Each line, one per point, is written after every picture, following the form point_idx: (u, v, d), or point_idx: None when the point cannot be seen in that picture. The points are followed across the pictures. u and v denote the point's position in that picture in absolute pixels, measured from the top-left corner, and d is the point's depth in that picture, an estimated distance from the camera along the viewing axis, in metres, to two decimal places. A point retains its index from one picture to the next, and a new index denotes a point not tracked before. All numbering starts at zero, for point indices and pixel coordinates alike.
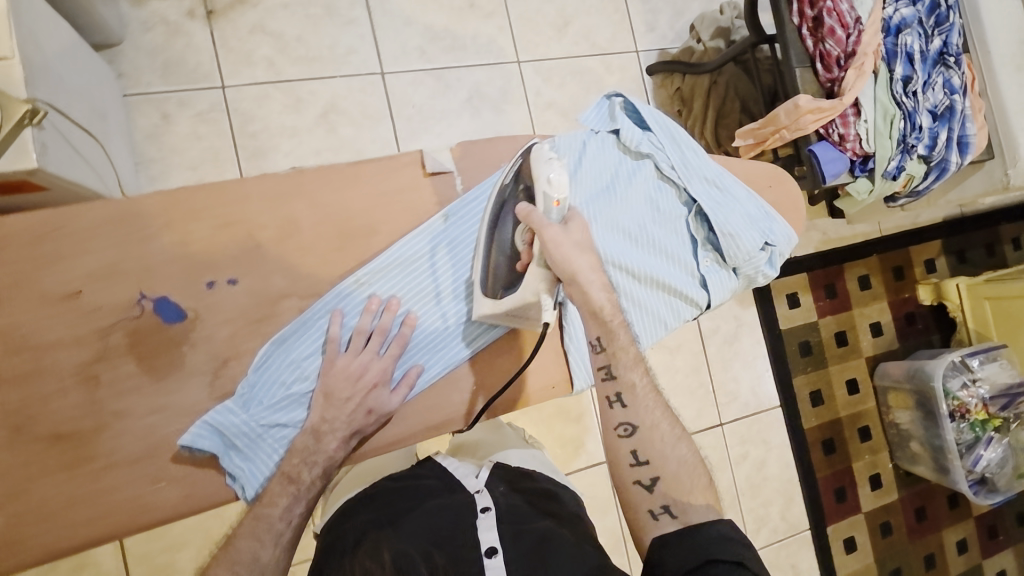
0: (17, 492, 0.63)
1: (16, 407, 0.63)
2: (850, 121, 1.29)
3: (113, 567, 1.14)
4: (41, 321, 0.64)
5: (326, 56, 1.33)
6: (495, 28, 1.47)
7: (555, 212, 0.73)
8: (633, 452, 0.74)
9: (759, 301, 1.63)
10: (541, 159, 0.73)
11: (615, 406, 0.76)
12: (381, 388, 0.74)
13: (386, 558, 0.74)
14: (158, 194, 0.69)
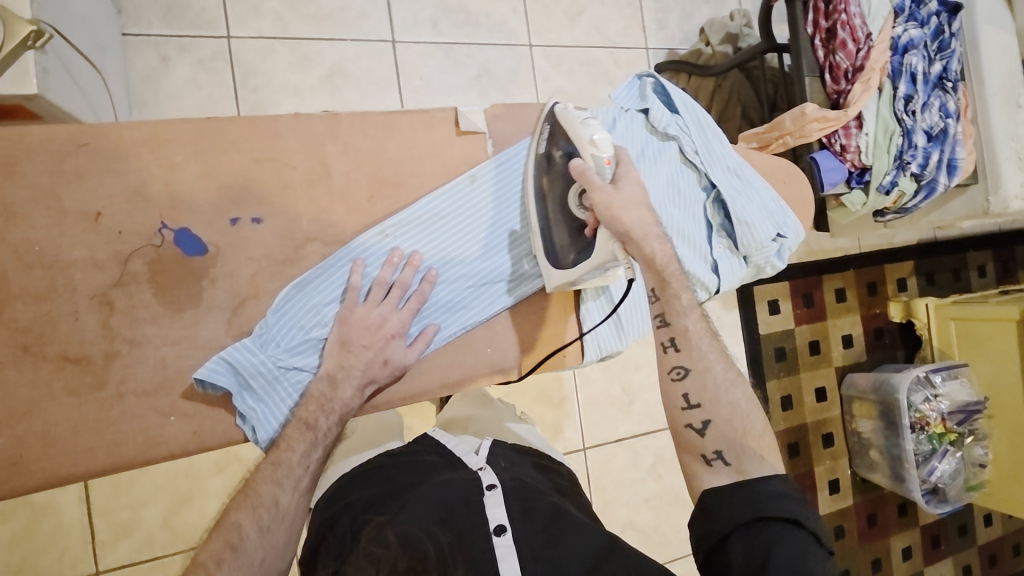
0: (21, 413, 0.61)
1: (27, 326, 0.61)
2: (852, 133, 1.28)
3: (78, 518, 1.10)
4: (59, 240, 0.62)
5: (337, 17, 1.30)
6: (509, 9, 1.45)
7: (604, 171, 0.74)
8: (687, 395, 0.75)
9: (741, 304, 1.68)
10: (577, 124, 0.75)
11: (670, 351, 0.77)
12: (399, 340, 0.73)
13: (391, 537, 0.72)
14: (189, 122, 0.68)
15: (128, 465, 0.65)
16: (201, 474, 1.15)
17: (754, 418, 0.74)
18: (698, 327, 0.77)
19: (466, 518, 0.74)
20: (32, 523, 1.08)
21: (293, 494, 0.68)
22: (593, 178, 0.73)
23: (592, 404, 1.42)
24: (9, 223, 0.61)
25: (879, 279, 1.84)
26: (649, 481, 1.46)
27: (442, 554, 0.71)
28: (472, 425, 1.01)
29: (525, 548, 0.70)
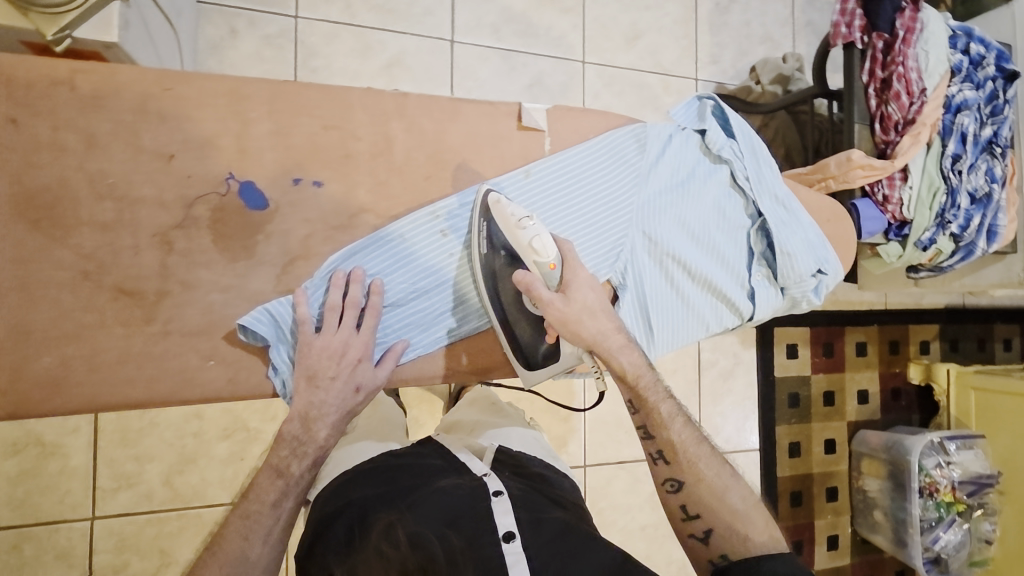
0: (70, 337, 0.62)
1: (90, 254, 0.63)
2: (896, 185, 1.25)
3: (84, 463, 1.12)
4: (132, 176, 0.65)
5: (402, 11, 1.33)
6: (569, 25, 1.47)
7: (550, 279, 0.74)
8: (683, 506, 0.77)
9: (760, 345, 1.66)
10: (513, 227, 0.74)
11: (659, 463, 0.79)
12: (365, 366, 0.71)
13: (402, 537, 0.71)
14: (268, 82, 0.70)
15: (160, 402, 0.66)
16: (208, 436, 1.16)
17: (755, 514, 0.76)
18: (686, 431, 0.78)
19: (472, 519, 0.72)
20: (39, 461, 1.10)
21: (262, 545, 0.70)
22: (539, 290, 0.72)
23: (599, 423, 1.41)
24: (88, 153, 0.63)
25: (902, 337, 1.82)
26: (647, 509, 1.44)
27: (453, 557, 0.70)
28: (477, 431, 1.01)
29: (534, 555, 0.69)
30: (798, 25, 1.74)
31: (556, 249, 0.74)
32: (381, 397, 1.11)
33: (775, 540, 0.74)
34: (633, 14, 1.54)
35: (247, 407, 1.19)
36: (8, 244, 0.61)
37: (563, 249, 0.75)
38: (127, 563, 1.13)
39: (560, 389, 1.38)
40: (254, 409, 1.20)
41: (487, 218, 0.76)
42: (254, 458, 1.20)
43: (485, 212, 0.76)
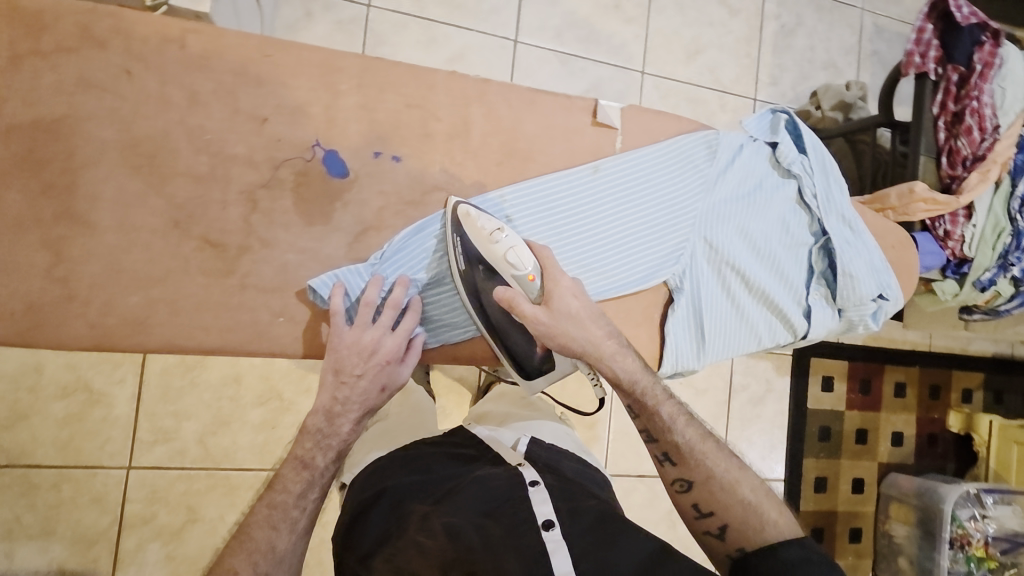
0: (155, 280, 0.66)
1: (182, 203, 0.66)
2: (959, 221, 1.19)
3: (126, 414, 1.14)
4: (227, 134, 0.68)
5: (470, 8, 1.35)
6: (631, 34, 1.47)
7: (530, 292, 0.73)
8: (695, 505, 0.74)
9: (795, 374, 1.59)
10: (485, 240, 0.72)
11: (665, 465, 0.77)
12: (393, 366, 0.72)
13: (436, 525, 0.69)
14: (360, 57, 0.73)
15: (229, 351, 0.69)
16: (244, 401, 1.18)
17: (768, 505, 0.74)
18: (689, 428, 0.76)
19: (512, 512, 0.69)
20: (85, 407, 1.12)
21: (288, 538, 0.71)
22: (523, 306, 0.72)
23: (623, 433, 1.39)
24: (190, 109, 0.67)
25: (943, 382, 1.75)
26: (664, 527, 1.41)
27: (492, 541, 0.66)
28: (507, 424, 0.97)
29: (576, 543, 0.65)
30: (864, 54, 1.72)
31: (533, 260, 0.73)
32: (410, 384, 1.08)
33: (791, 527, 0.72)
34: (696, 29, 1.53)
35: (283, 377, 1.21)
36: (110, 187, 0.64)
37: (540, 257, 0.74)
38: (156, 515, 1.14)
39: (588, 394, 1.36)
40: (290, 380, 1.22)
41: (459, 231, 0.74)
42: (285, 429, 1.21)
43: (456, 224, 0.74)
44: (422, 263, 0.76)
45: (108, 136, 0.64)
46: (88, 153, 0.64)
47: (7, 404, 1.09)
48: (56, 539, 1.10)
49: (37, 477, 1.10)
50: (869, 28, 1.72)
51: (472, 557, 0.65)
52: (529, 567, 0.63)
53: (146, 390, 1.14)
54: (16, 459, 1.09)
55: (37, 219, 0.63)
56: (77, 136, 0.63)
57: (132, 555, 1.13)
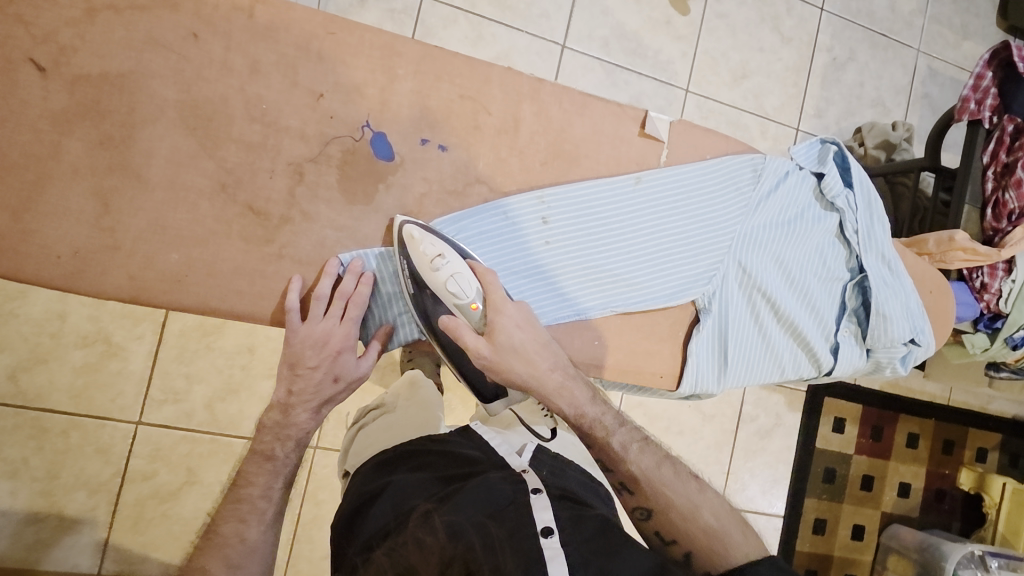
0: (196, 241, 0.67)
1: (231, 168, 0.68)
2: (997, 275, 1.15)
3: (141, 370, 1.16)
4: (284, 105, 0.69)
5: (521, 9, 1.35)
6: (679, 52, 1.46)
7: (475, 322, 0.72)
8: (658, 534, 0.68)
9: (806, 412, 1.56)
10: (427, 268, 0.70)
11: (623, 495, 0.70)
12: (345, 356, 0.71)
13: (437, 523, 0.67)
14: (419, 44, 0.74)
15: (258, 318, 0.70)
16: (256, 371, 1.20)
17: (734, 527, 0.66)
18: (643, 455, 0.71)
19: (516, 515, 0.66)
20: (103, 358, 1.14)
21: (257, 529, 0.73)
22: (466, 337, 0.71)
23: None
24: (251, 77, 0.68)
25: (958, 438, 1.70)
26: None
27: (491, 541, 0.63)
28: (514, 426, 0.94)
29: (573, 551, 0.61)
30: (914, 96, 1.69)
31: (475, 287, 0.71)
32: (418, 377, 1.04)
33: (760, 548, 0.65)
34: (745, 53, 1.52)
35: None
36: (164, 145, 0.66)
37: (483, 282, 0.72)
38: (156, 473, 1.16)
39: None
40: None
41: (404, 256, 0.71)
42: None
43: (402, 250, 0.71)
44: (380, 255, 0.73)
45: (168, 95, 0.66)
46: (148, 109, 0.65)
47: (30, 346, 1.11)
48: (59, 485, 1.12)
49: (50, 422, 1.12)
50: (923, 70, 1.69)
51: (472, 555, 0.62)
52: (526, 567, 0.59)
53: (164, 349, 1.16)
54: (31, 401, 1.12)
55: (92, 168, 0.64)
56: (140, 93, 0.65)
57: (131, 509, 1.15)
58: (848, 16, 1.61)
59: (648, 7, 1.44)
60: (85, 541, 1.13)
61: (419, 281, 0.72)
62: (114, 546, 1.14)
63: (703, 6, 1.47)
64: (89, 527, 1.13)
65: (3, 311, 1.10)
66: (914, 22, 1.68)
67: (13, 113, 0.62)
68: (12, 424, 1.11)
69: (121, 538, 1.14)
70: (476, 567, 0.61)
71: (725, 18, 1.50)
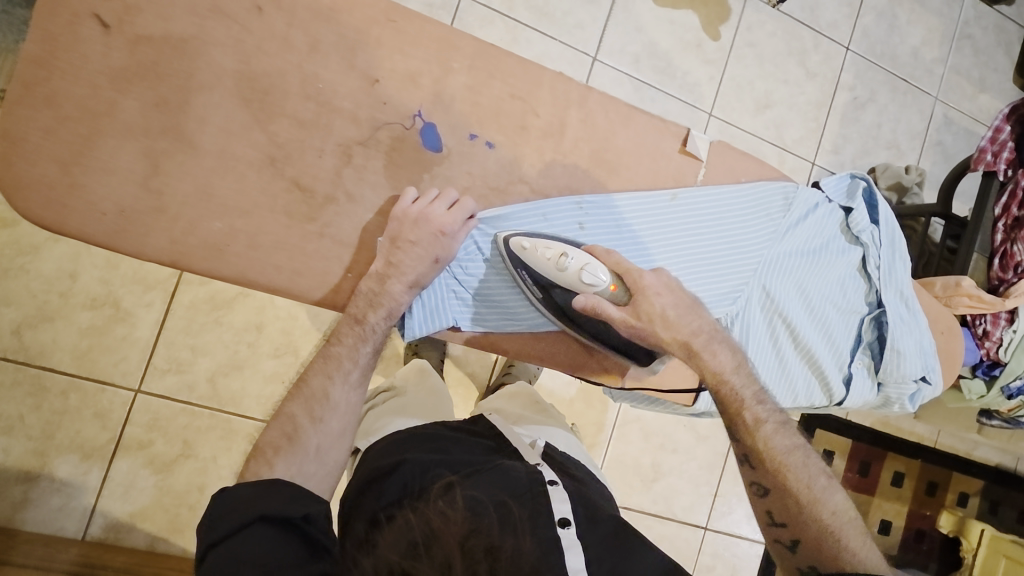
0: (240, 211, 0.67)
1: (282, 143, 0.68)
2: (1000, 323, 1.17)
3: (147, 336, 1.15)
4: (340, 86, 0.70)
5: (557, 17, 1.37)
6: (706, 75, 1.49)
7: (618, 298, 0.73)
8: (769, 511, 0.74)
9: None
10: (556, 269, 0.71)
11: (744, 466, 0.76)
12: (447, 236, 0.71)
13: (459, 497, 0.67)
14: (476, 40, 0.75)
15: (293, 294, 0.70)
16: (261, 350, 1.19)
17: (849, 529, 0.70)
18: (776, 436, 0.75)
19: (534, 501, 0.67)
20: (109, 322, 1.14)
21: None
22: (608, 312, 0.72)
23: (618, 462, 1.39)
24: (310, 56, 0.68)
25: (942, 481, 1.72)
26: None
27: (510, 520, 0.64)
28: (522, 423, 0.95)
29: (589, 548, 0.63)
30: (929, 142, 1.72)
31: (607, 271, 0.72)
32: (426, 365, 1.06)
33: (872, 558, 0.68)
34: (771, 83, 1.54)
35: (303, 334, 1.22)
36: (219, 114, 0.66)
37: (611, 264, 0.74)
38: (152, 442, 1.15)
39: (589, 418, 1.36)
40: (310, 338, 1.22)
41: (522, 265, 0.74)
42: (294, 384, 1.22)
43: (514, 262, 0.74)
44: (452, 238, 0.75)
45: (227, 65, 0.66)
46: (206, 77, 0.65)
47: (37, 303, 1.10)
48: (53, 445, 1.11)
49: (49, 380, 1.11)
50: (939, 117, 1.73)
51: (492, 532, 0.62)
52: (542, 553, 0.60)
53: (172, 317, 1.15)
54: (33, 358, 1.11)
55: (146, 129, 0.64)
56: (200, 59, 0.65)
57: (123, 476, 1.14)
58: (872, 57, 1.64)
59: (680, 30, 1.46)
60: (74, 504, 1.12)
61: (539, 277, 0.74)
62: (102, 512, 1.13)
63: (734, 34, 1.50)
64: (79, 490, 1.12)
65: (13, 265, 1.09)
66: (935, 69, 1.71)
67: (73, 67, 0.62)
68: (11, 380, 1.10)
69: (110, 505, 1.13)
70: (498, 545, 0.61)
71: (753, 48, 1.52)
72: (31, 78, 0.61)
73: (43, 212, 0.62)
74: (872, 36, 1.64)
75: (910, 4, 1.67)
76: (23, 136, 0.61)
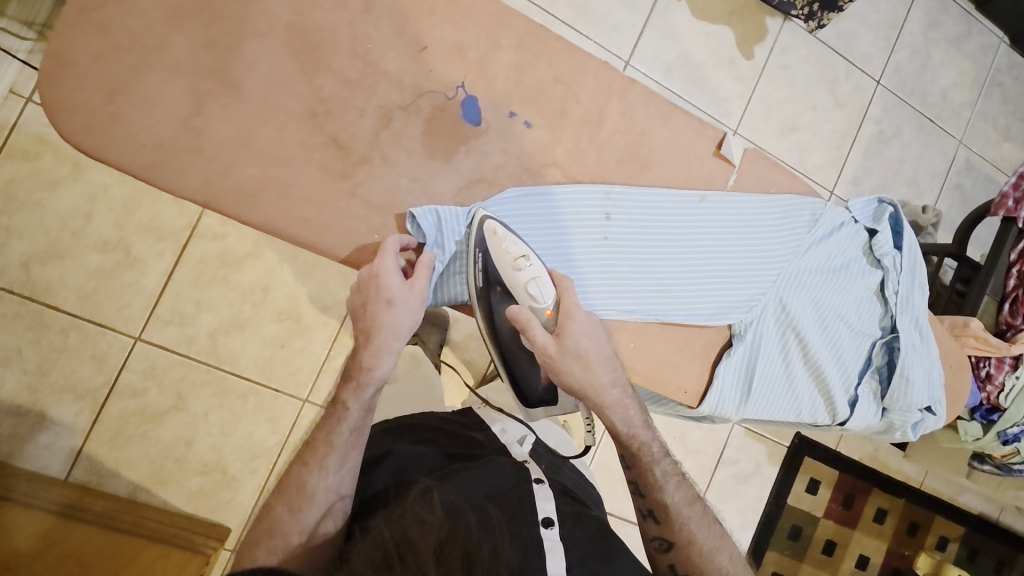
0: (275, 162, 0.67)
1: (324, 98, 0.68)
2: (1004, 368, 1.16)
3: (153, 286, 1.14)
4: (389, 49, 0.70)
5: (594, 17, 1.36)
6: (735, 92, 1.49)
7: (546, 325, 0.73)
8: (670, 565, 0.77)
9: (784, 467, 1.56)
10: (509, 267, 0.71)
11: (649, 521, 0.79)
12: (388, 278, 0.68)
13: (436, 501, 0.71)
14: (526, 20, 0.75)
15: (317, 250, 0.70)
16: (264, 312, 1.18)
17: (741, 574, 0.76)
18: (680, 490, 0.79)
19: (517, 503, 0.71)
20: (118, 267, 1.13)
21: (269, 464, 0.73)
22: (535, 333, 0.71)
23: None
24: (363, 16, 0.69)
25: (923, 523, 1.71)
26: None
27: (488, 523, 0.68)
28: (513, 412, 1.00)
29: (571, 548, 0.67)
30: (948, 184, 1.72)
31: (553, 293, 0.73)
32: (417, 352, 1.10)
33: None
34: (799, 107, 1.54)
35: (309, 302, 1.21)
36: (266, 61, 0.66)
37: (559, 289, 0.74)
38: (146, 391, 1.15)
39: None
40: (315, 307, 1.22)
41: (480, 249, 0.73)
42: (294, 351, 1.21)
43: (477, 245, 0.73)
44: (435, 240, 0.72)
45: (281, 15, 0.66)
46: (258, 24, 0.66)
47: (49, 240, 1.09)
48: (48, 382, 1.11)
49: (51, 318, 1.11)
50: (961, 161, 1.73)
51: (470, 537, 0.65)
52: (523, 555, 0.64)
53: (180, 269, 1.15)
54: (38, 294, 1.10)
55: (193, 68, 0.64)
56: (254, 6, 0.66)
57: (114, 422, 1.14)
58: (902, 94, 1.65)
59: (715, 44, 1.46)
60: (61, 444, 1.11)
61: (493, 276, 0.73)
62: (87, 455, 1.12)
63: (767, 54, 1.50)
64: (68, 430, 1.12)
65: (30, 199, 1.08)
66: (962, 113, 1.72)
67: None
68: (13, 312, 1.09)
69: (97, 450, 1.13)
70: (475, 551, 0.63)
71: (786, 70, 1.52)
72: (86, 4, 0.62)
73: (83, 136, 0.62)
74: (904, 72, 1.64)
75: (946, 45, 1.68)
76: (72, 60, 0.62)
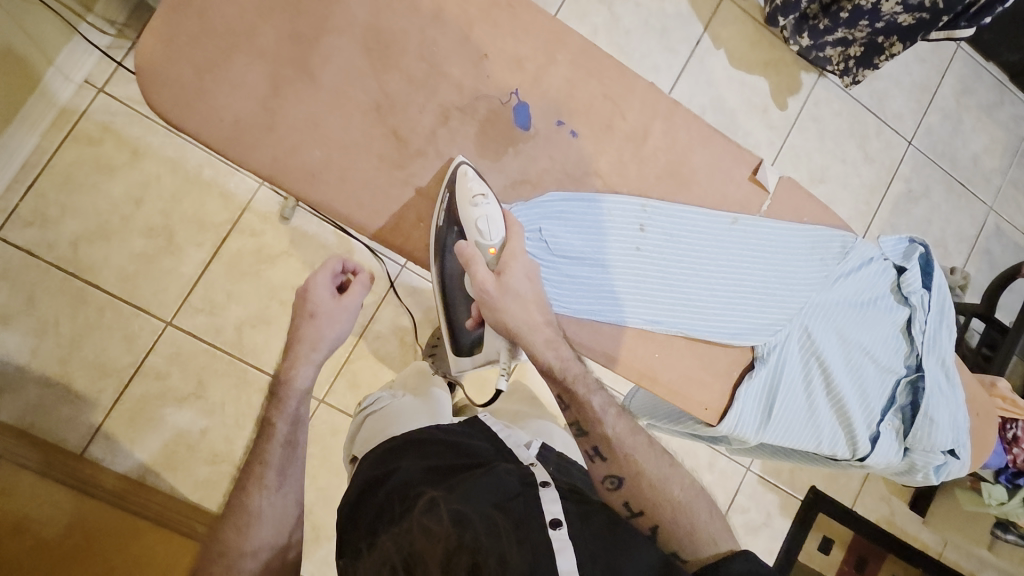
0: (338, 147, 0.72)
1: (390, 94, 0.73)
2: None
3: (190, 274, 1.18)
4: (453, 55, 0.75)
5: (633, 59, 1.42)
6: (767, 140, 1.52)
7: (488, 264, 0.75)
8: (625, 503, 0.75)
9: (796, 521, 1.51)
10: (466, 203, 0.73)
11: (596, 460, 0.78)
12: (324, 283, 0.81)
13: (443, 512, 0.71)
14: (580, 40, 0.80)
15: (367, 232, 0.74)
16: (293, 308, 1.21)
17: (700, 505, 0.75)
18: (620, 421, 0.79)
19: (524, 509, 0.70)
20: (160, 252, 1.17)
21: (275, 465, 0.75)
22: (478, 269, 0.74)
23: None
24: (432, 23, 0.74)
25: None
26: None
27: (496, 530, 0.68)
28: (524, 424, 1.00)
29: (583, 547, 0.66)
30: (976, 248, 1.72)
31: (501, 234, 0.75)
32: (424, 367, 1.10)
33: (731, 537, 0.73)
34: (829, 158, 1.57)
35: None
36: (341, 56, 0.72)
37: (508, 232, 0.76)
38: (170, 374, 1.17)
39: None
40: None
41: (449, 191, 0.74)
42: None
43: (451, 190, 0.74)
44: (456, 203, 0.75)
45: (359, 16, 0.72)
46: (338, 22, 0.72)
47: (98, 220, 1.14)
48: (77, 357, 1.13)
49: (90, 295, 1.14)
50: (990, 227, 1.74)
51: (477, 546, 0.66)
52: (532, 561, 0.64)
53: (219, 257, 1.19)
54: (81, 271, 1.14)
55: (274, 56, 0.70)
56: (337, 5, 0.72)
57: (134, 402, 1.15)
58: (932, 155, 1.67)
59: (751, 93, 1.51)
60: (81, 419, 1.13)
61: (452, 216, 0.74)
62: (105, 432, 1.14)
63: (801, 106, 1.55)
64: (90, 406, 1.14)
65: (87, 181, 1.14)
66: (992, 179, 1.74)
67: None
68: (56, 287, 1.13)
69: (115, 428, 1.14)
70: (482, 561, 0.65)
71: (817, 122, 1.56)
72: None
73: (167, 109, 0.67)
74: (935, 134, 1.67)
75: (977, 112, 1.71)
76: (168, 40, 0.68)
